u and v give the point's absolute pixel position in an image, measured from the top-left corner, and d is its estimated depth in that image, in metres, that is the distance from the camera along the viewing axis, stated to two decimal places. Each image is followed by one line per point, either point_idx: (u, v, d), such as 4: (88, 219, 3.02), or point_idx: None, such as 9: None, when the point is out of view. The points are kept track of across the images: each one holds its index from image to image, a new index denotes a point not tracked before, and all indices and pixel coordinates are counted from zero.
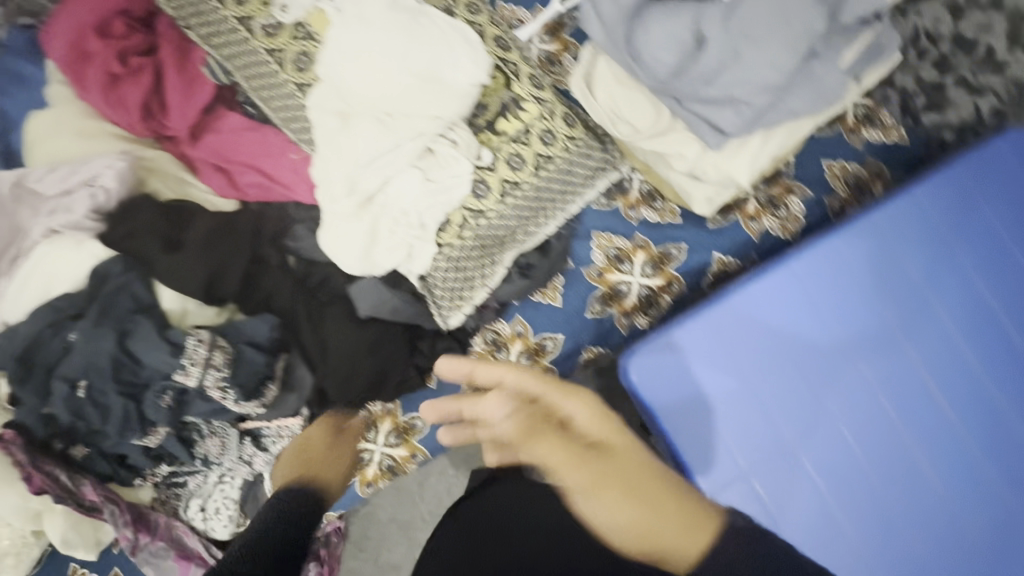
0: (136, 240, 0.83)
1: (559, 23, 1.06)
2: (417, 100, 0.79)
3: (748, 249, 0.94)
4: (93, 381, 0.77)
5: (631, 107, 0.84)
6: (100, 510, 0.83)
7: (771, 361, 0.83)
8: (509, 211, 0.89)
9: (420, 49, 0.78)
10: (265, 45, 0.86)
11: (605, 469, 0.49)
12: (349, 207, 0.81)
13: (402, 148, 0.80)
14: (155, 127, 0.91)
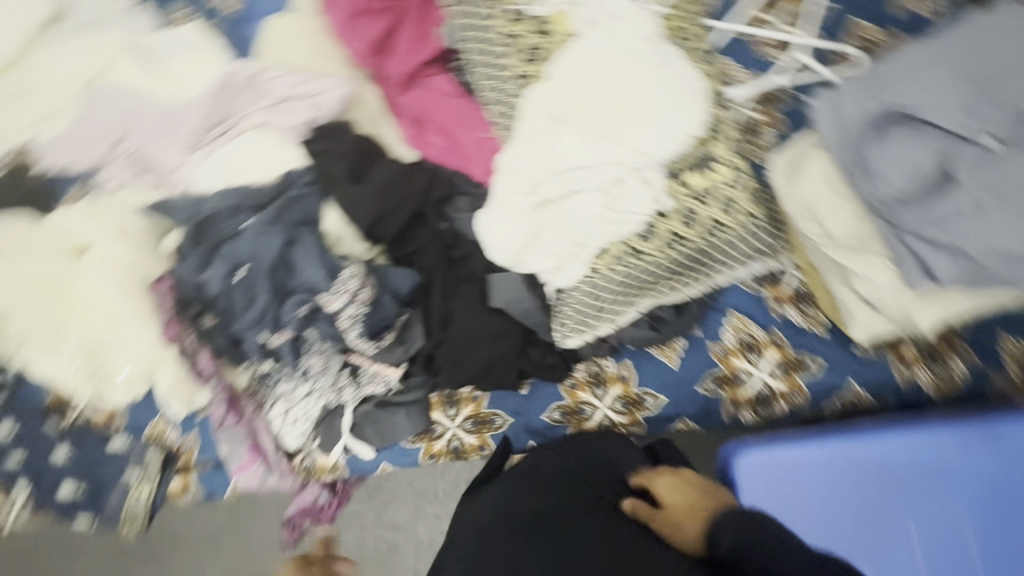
0: (327, 160, 0.89)
1: (773, 95, 1.03)
2: (629, 131, 0.79)
3: (886, 390, 0.89)
4: (252, 270, 0.84)
5: (834, 214, 0.80)
6: (206, 377, 0.91)
7: (874, 456, 0.83)
8: (663, 262, 0.88)
9: (657, 86, 0.79)
10: (503, 27, 0.89)
11: (693, 497, 0.79)
12: (524, 204, 0.83)
13: (597, 170, 0.81)
14: (375, 64, 0.97)
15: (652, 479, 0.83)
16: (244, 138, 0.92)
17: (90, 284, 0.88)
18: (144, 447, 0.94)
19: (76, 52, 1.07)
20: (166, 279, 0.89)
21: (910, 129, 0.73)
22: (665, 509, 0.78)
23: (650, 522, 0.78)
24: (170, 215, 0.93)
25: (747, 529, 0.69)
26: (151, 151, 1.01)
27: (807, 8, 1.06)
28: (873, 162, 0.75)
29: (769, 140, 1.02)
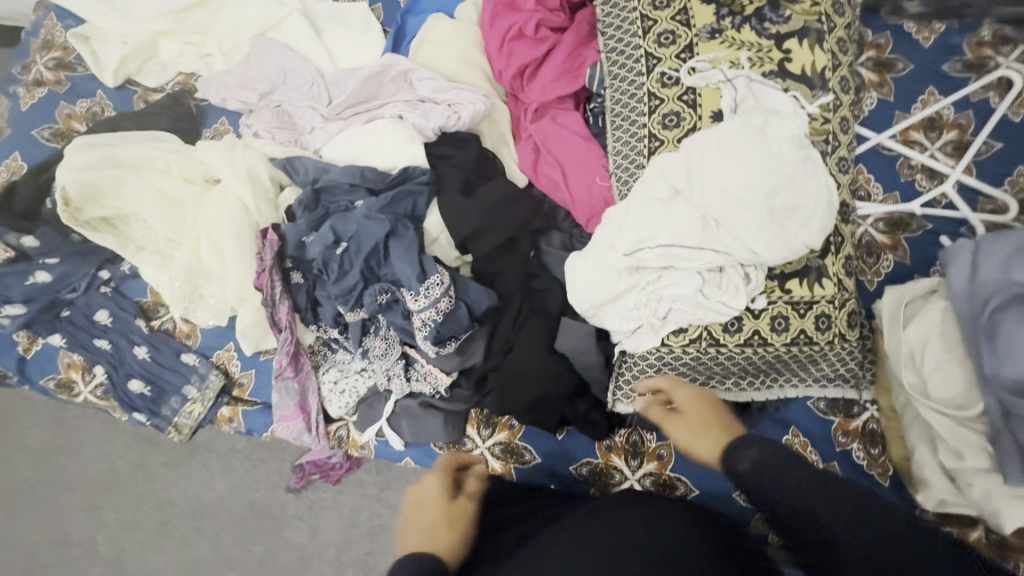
0: (445, 167, 0.94)
1: (904, 223, 0.98)
2: (748, 225, 0.76)
3: None
4: (349, 248, 0.89)
5: (938, 372, 0.75)
6: (279, 328, 0.96)
7: None
8: (739, 358, 0.87)
9: (792, 187, 0.75)
10: (650, 86, 0.89)
11: (711, 408, 0.76)
12: (619, 263, 0.83)
13: (702, 254, 0.79)
14: (514, 87, 1.00)
15: (670, 387, 0.80)
16: (378, 125, 0.98)
17: (211, 215, 0.97)
18: (208, 369, 1.01)
19: (259, 7, 1.17)
20: (273, 230, 0.95)
21: None
22: (680, 419, 0.77)
23: (666, 428, 0.78)
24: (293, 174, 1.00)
25: (766, 458, 0.64)
26: (292, 109, 1.09)
27: (972, 142, 0.98)
28: (1001, 335, 0.70)
29: (886, 267, 0.97)
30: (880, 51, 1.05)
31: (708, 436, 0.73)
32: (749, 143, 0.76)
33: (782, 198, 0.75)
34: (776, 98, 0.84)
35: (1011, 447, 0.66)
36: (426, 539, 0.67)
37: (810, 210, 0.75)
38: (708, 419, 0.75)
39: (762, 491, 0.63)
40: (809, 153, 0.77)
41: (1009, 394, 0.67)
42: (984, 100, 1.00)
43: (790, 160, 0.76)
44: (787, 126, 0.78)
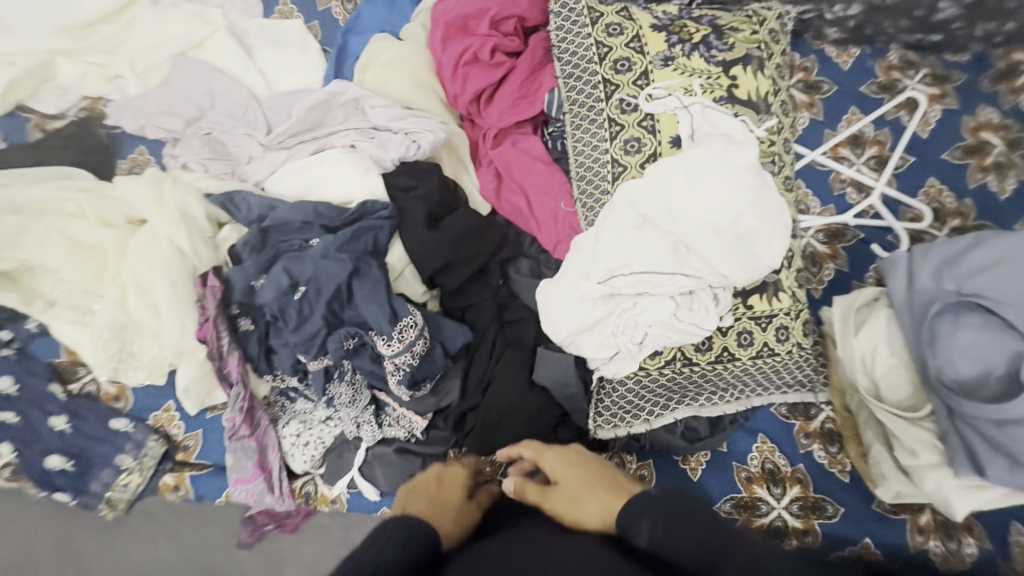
0: (405, 198, 0.89)
1: (840, 233, 1.06)
2: (716, 250, 0.78)
3: (897, 553, 0.88)
4: (307, 292, 0.83)
5: (888, 376, 0.82)
6: (230, 382, 0.88)
7: None
8: (710, 374, 0.90)
9: (754, 212, 0.77)
10: (610, 112, 0.89)
11: (583, 472, 0.77)
12: (594, 292, 0.83)
13: (674, 279, 0.80)
14: (471, 112, 0.98)
15: (541, 457, 0.81)
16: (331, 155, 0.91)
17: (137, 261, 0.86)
18: (146, 436, 0.90)
19: (178, 24, 1.06)
20: (215, 274, 0.87)
21: (981, 319, 0.75)
22: (556, 491, 0.76)
23: (547, 504, 0.75)
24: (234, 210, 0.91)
25: (665, 520, 0.63)
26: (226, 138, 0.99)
27: (891, 157, 1.08)
28: (941, 340, 0.76)
29: (827, 275, 1.05)
30: (808, 74, 1.14)
31: (590, 496, 0.73)
32: (711, 170, 0.78)
33: (746, 222, 0.77)
34: (728, 123, 0.87)
35: (959, 444, 0.72)
36: (431, 509, 0.73)
37: (773, 231, 0.78)
38: (585, 476, 0.76)
39: (669, 557, 0.60)
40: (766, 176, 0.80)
41: (953, 394, 0.73)
42: (896, 118, 1.11)
43: (751, 185, 0.78)
44: (745, 152, 0.80)
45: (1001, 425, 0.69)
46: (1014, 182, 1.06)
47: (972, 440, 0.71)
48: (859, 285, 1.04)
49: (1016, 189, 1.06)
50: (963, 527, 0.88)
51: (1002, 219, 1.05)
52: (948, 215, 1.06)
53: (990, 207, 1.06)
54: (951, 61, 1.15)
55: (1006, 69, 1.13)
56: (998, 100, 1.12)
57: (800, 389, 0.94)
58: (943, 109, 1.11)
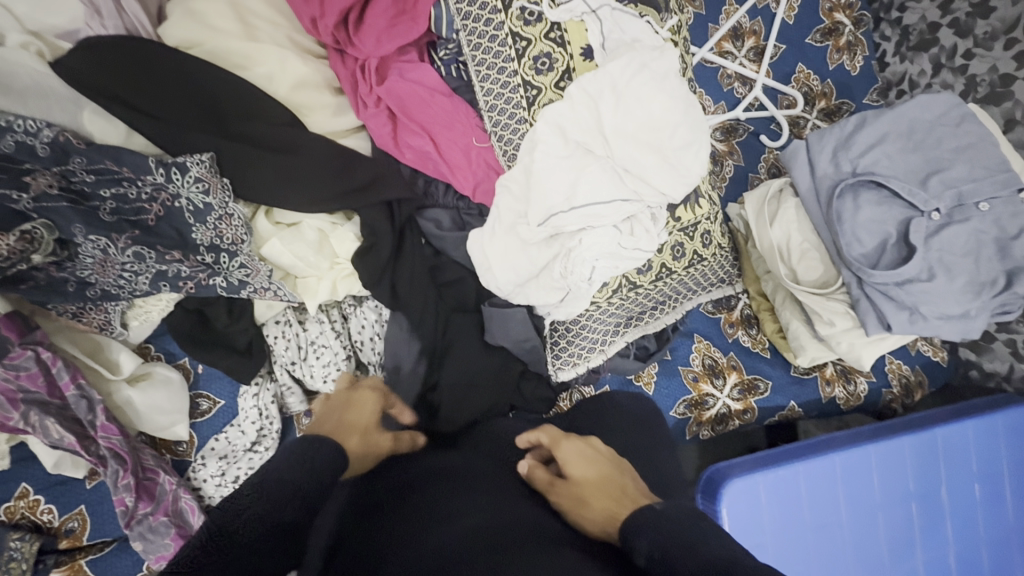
0: (263, 142, 0.70)
1: (734, 127, 1.10)
2: (648, 171, 0.75)
3: (813, 405, 1.03)
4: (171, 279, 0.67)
5: (803, 260, 0.89)
6: (102, 462, 0.68)
7: (825, 481, 0.88)
8: (650, 294, 0.90)
9: (683, 124, 0.74)
10: (512, 25, 0.77)
11: (600, 467, 0.62)
12: (536, 235, 0.77)
13: (614, 206, 0.76)
14: (337, 40, 0.78)
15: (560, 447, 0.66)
16: (108, 55, 0.65)
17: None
18: (2, 537, 0.67)
19: None
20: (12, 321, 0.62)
21: (874, 195, 0.84)
22: (565, 481, 0.61)
23: (552, 498, 0.61)
24: (32, 180, 0.59)
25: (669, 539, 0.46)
26: None
27: (767, 46, 1.12)
28: (843, 220, 0.83)
29: (729, 171, 1.08)
30: None
31: (595, 490, 0.58)
32: (638, 85, 0.74)
33: (672, 136, 0.74)
34: (635, 27, 0.80)
35: (870, 308, 0.82)
36: None
37: (692, 140, 0.75)
38: (603, 471, 0.61)
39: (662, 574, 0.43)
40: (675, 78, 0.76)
41: (862, 266, 0.82)
42: (765, 6, 1.13)
43: (678, 96, 0.75)
44: (670, 59, 0.75)
45: (901, 285, 0.79)
46: (860, 60, 1.19)
47: (880, 302, 0.80)
48: (755, 176, 1.10)
49: (861, 67, 1.19)
50: (857, 369, 1.04)
51: (853, 96, 1.18)
52: (816, 97, 1.15)
53: (845, 86, 1.17)
54: None
55: None
56: None
57: (722, 286, 0.99)
58: None
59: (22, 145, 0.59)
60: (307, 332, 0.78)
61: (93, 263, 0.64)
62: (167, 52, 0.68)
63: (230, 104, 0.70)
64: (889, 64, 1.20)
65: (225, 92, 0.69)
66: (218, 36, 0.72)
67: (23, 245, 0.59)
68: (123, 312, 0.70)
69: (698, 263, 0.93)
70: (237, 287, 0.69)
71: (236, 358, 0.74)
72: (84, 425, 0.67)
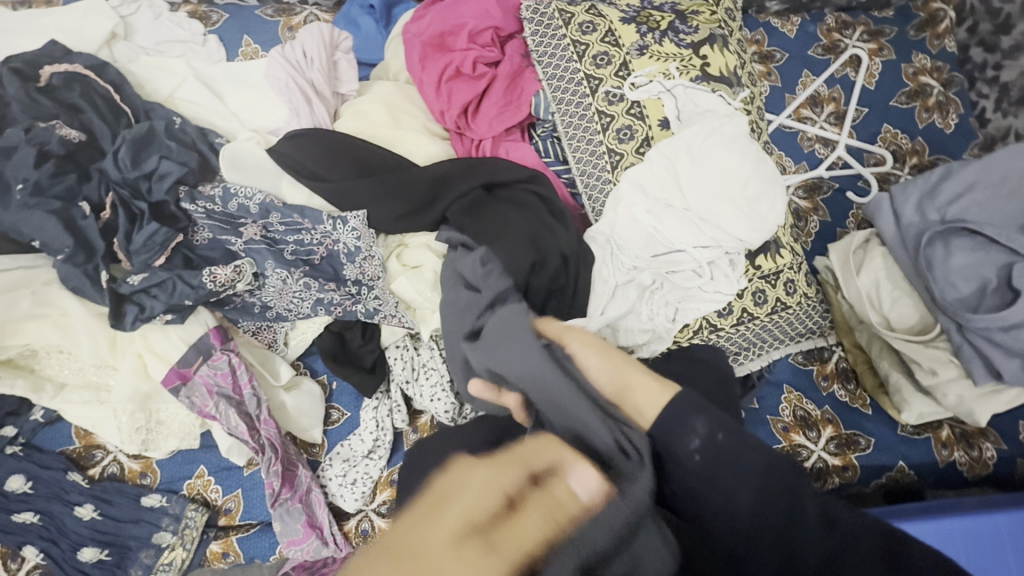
0: (398, 195, 0.87)
1: (818, 186, 1.14)
2: (727, 220, 0.85)
3: (929, 470, 0.95)
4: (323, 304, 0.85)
5: (896, 307, 0.88)
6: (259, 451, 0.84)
7: (942, 550, 0.80)
8: (732, 339, 0.93)
9: (754, 178, 0.84)
10: (598, 105, 0.93)
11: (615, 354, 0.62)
12: (612, 276, 0.87)
13: (693, 250, 0.87)
14: (458, 125, 0.98)
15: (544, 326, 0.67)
16: (298, 147, 0.89)
17: (160, 305, 0.79)
18: (184, 507, 0.84)
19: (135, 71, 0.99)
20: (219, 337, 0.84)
21: (968, 240, 0.83)
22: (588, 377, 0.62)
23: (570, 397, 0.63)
24: (244, 230, 0.85)
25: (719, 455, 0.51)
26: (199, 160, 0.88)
27: (848, 111, 1.17)
28: (936, 266, 0.83)
29: (814, 227, 1.11)
30: (760, 45, 1.21)
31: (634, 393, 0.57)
32: (711, 145, 0.85)
33: (750, 190, 0.84)
34: (708, 100, 0.92)
35: (975, 355, 0.80)
36: None
37: (769, 192, 0.84)
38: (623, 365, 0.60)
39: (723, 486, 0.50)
40: (746, 141, 0.86)
41: (960, 311, 0.81)
42: (845, 75, 1.20)
43: (745, 154, 0.85)
44: (739, 124, 0.87)
45: (1007, 330, 0.77)
46: (954, 118, 1.19)
47: (987, 349, 0.79)
48: (844, 230, 1.11)
49: (957, 124, 1.19)
50: (979, 433, 0.96)
51: (950, 151, 1.17)
52: (906, 154, 1.15)
53: (938, 142, 1.17)
54: (879, 18, 1.25)
55: (927, 18, 1.25)
56: (928, 47, 1.23)
57: (813, 337, 0.98)
58: (883, 61, 1.21)
59: (242, 206, 0.86)
60: (420, 357, 0.91)
61: (274, 292, 0.85)
62: (337, 135, 0.90)
63: (377, 170, 0.89)
64: (990, 120, 1.18)
65: (375, 162, 0.90)
66: (374, 127, 0.96)
67: (234, 276, 0.81)
68: (287, 333, 0.89)
69: (783, 309, 0.95)
70: (373, 313, 0.86)
71: (366, 375, 0.89)
72: (251, 418, 0.85)
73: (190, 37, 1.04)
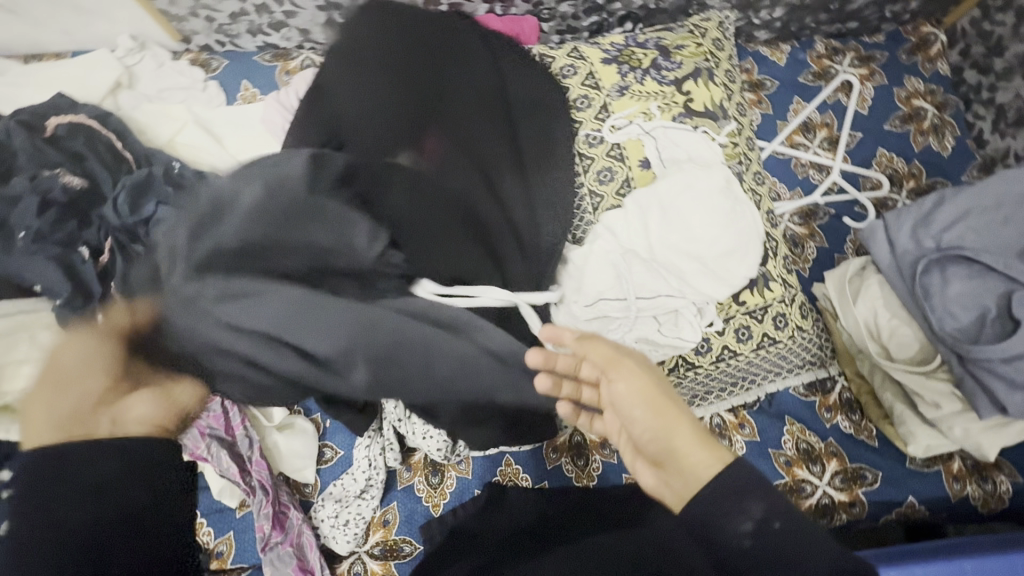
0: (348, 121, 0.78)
1: (815, 212, 1.13)
2: (697, 276, 0.85)
3: (941, 504, 0.92)
4: None
5: (895, 337, 0.86)
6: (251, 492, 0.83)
7: None
8: (714, 376, 0.93)
9: (726, 236, 0.83)
10: (579, 148, 0.95)
11: (657, 392, 0.68)
12: (582, 315, 0.84)
13: (660, 301, 0.85)
14: None
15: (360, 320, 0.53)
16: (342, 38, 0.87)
17: None
18: None
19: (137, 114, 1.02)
20: None
21: (965, 269, 0.82)
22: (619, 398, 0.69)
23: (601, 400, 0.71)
24: None
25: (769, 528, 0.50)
26: None
27: (841, 136, 1.17)
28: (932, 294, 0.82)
29: (811, 253, 1.10)
30: (751, 74, 1.22)
31: (687, 422, 0.65)
32: (683, 203, 0.85)
33: (720, 249, 0.84)
34: (688, 139, 0.93)
35: (978, 388, 0.77)
36: None
37: (742, 257, 0.85)
38: (665, 402, 0.67)
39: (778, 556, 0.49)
40: (732, 198, 0.86)
41: (960, 342, 0.79)
42: (837, 101, 1.20)
43: (720, 211, 0.84)
44: (713, 177, 0.86)
45: (1008, 361, 0.75)
46: (951, 141, 1.18)
47: (989, 381, 0.76)
48: (842, 256, 1.10)
49: (954, 146, 1.18)
50: (991, 466, 0.92)
51: (948, 174, 1.16)
52: (903, 178, 1.15)
53: (936, 166, 1.16)
54: (870, 43, 1.25)
55: (918, 41, 1.25)
56: (920, 70, 1.23)
57: (811, 367, 0.96)
58: (875, 86, 1.21)
59: None
60: None
61: None
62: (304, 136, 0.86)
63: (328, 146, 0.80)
64: (988, 142, 1.17)
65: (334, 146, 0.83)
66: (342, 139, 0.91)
67: None
68: None
69: (771, 345, 0.93)
70: None
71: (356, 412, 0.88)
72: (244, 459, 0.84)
73: (191, 84, 1.09)
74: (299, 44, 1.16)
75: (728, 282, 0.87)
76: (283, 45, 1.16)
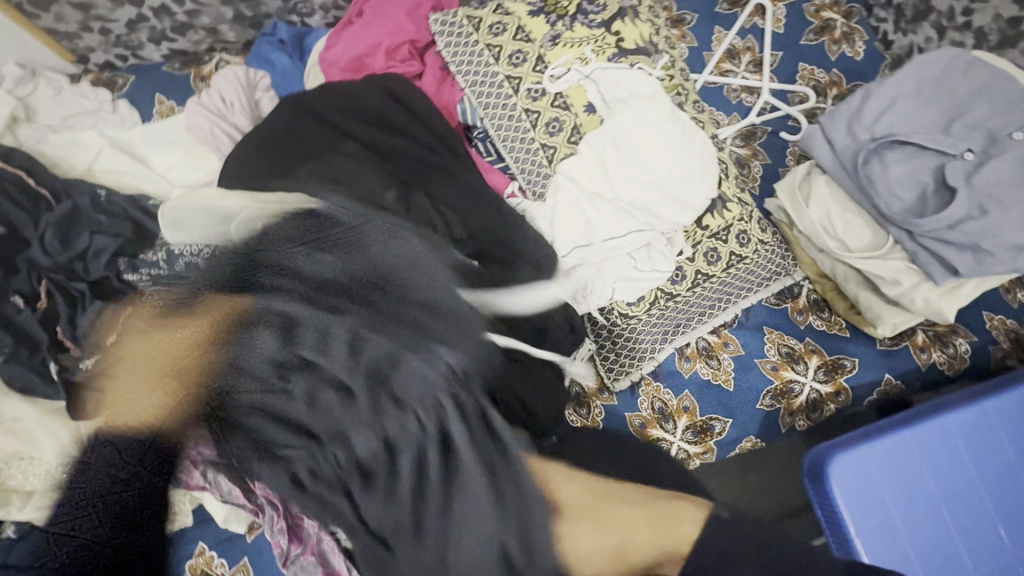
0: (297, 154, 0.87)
1: (754, 132, 1.17)
2: (661, 208, 0.89)
3: (913, 376, 0.99)
4: None
5: (849, 229, 0.92)
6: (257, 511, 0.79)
7: (944, 448, 0.83)
8: (693, 300, 0.96)
9: (681, 161, 0.87)
10: (523, 104, 0.95)
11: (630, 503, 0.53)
12: None
13: (630, 237, 0.90)
14: None
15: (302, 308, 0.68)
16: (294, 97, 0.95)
17: None
18: None
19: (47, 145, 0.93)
20: None
21: (900, 152, 0.88)
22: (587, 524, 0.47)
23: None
24: None
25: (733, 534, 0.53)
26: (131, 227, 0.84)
27: (764, 57, 1.21)
28: (876, 180, 0.87)
29: (757, 171, 1.15)
30: (670, 11, 1.25)
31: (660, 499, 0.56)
32: (634, 138, 0.87)
33: (677, 179, 0.87)
34: (628, 77, 0.93)
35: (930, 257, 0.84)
36: None
37: (697, 179, 0.88)
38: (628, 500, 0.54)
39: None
40: (679, 127, 0.88)
41: (907, 219, 0.85)
42: (754, 24, 1.24)
43: (671, 138, 0.87)
44: (658, 108, 0.88)
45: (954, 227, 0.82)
46: (861, 45, 1.25)
47: (938, 249, 0.83)
48: (786, 169, 1.15)
49: (865, 50, 1.25)
50: (950, 331, 1.00)
51: (865, 77, 1.23)
52: (826, 87, 1.21)
53: (853, 71, 1.23)
54: None
55: None
56: None
57: (780, 275, 1.00)
58: (786, 4, 1.26)
59: None
60: None
61: None
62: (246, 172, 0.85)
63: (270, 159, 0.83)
64: (893, 41, 1.25)
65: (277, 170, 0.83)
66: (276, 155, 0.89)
67: None
68: None
69: (739, 260, 0.97)
70: None
71: None
72: None
73: (98, 105, 1.02)
74: (210, 47, 1.11)
75: (692, 207, 0.90)
76: (194, 51, 1.10)
